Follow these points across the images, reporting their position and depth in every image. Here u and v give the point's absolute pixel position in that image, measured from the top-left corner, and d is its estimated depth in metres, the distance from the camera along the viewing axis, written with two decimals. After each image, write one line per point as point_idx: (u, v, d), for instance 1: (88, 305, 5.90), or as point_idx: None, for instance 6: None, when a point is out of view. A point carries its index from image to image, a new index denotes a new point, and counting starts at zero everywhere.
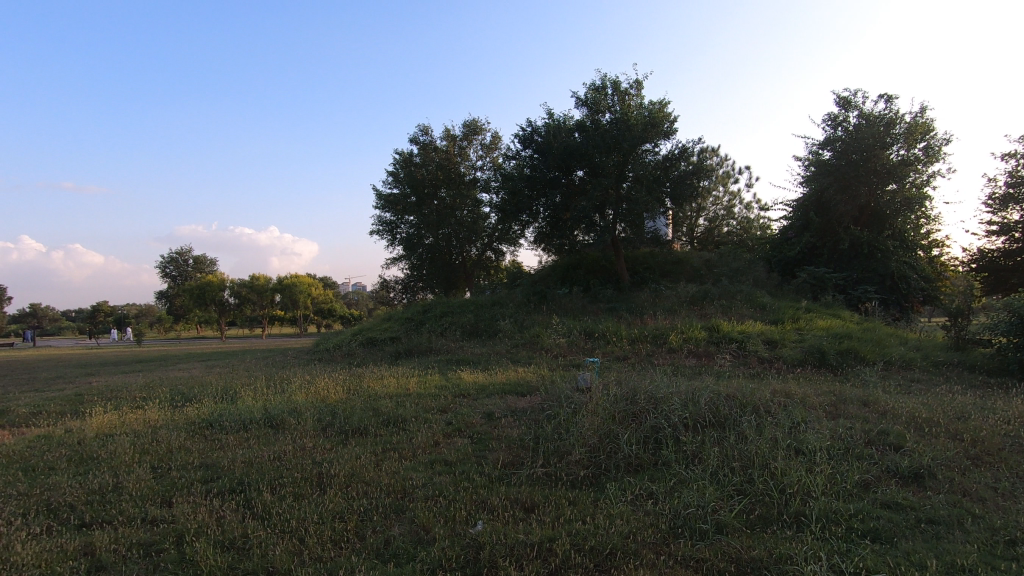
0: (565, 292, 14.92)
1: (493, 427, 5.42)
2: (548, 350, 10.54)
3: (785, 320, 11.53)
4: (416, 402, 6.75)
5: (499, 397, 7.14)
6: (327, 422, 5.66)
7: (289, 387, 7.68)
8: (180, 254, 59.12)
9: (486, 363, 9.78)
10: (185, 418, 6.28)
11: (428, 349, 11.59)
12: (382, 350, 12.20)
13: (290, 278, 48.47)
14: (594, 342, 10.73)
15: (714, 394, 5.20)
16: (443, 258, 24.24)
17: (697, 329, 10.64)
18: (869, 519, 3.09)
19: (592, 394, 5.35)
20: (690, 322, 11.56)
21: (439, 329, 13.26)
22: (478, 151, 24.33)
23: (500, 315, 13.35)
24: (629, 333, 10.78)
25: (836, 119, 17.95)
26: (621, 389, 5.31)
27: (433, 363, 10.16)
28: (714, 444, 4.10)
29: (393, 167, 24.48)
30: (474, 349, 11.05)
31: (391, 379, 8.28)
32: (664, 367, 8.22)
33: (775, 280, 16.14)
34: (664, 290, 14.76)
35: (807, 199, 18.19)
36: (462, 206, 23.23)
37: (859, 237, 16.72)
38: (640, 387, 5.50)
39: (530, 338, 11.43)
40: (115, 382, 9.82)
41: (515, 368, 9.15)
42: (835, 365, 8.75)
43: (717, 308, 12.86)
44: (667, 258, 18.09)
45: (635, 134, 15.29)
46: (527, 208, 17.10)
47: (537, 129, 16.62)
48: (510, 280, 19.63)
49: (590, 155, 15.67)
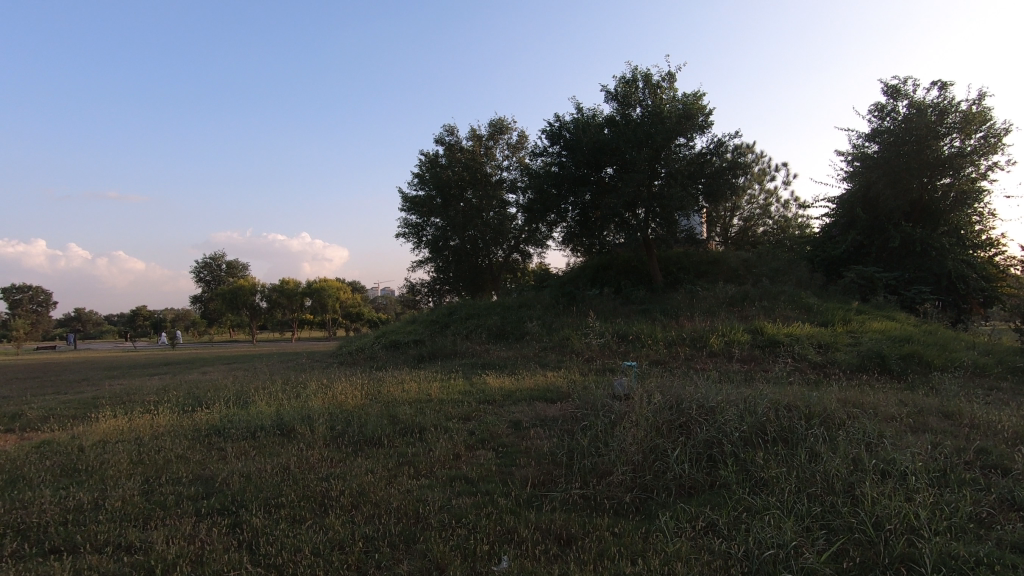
0: (595, 294, 14.28)
1: (521, 438, 4.86)
2: (579, 354, 9.93)
3: (836, 322, 10.68)
4: (437, 409, 6.26)
5: (528, 403, 6.59)
6: (340, 430, 5.20)
7: (306, 391, 7.28)
8: (214, 259, 60.51)
9: (512, 368, 9.25)
10: (194, 423, 5.92)
11: (453, 352, 11.10)
12: (406, 353, 11.76)
13: (319, 281, 48.86)
14: (628, 346, 10.07)
15: (773, 403, 4.55)
16: (469, 260, 23.87)
17: (739, 331, 9.91)
18: (1000, 568, 2.42)
19: (632, 402, 4.76)
20: (731, 324, 10.81)
21: (464, 331, 12.78)
22: (505, 150, 23.87)
23: (527, 317, 12.79)
24: (665, 336, 10.10)
25: (883, 109, 16.90)
26: (666, 397, 4.70)
27: (457, 367, 9.66)
28: (783, 464, 3.46)
29: (419, 168, 24.26)
30: (501, 352, 10.52)
31: (413, 383, 7.80)
32: (707, 372, 7.54)
33: (820, 280, 15.18)
34: (700, 291, 13.98)
35: (853, 195, 17.12)
36: (489, 208, 22.83)
37: (911, 234, 15.61)
38: (687, 394, 4.89)
39: (559, 340, 10.85)
40: (134, 385, 9.61)
41: (544, 372, 8.57)
42: (898, 371, 7.92)
43: (759, 309, 12.05)
44: (702, 258, 17.26)
45: (668, 127, 14.56)
46: (555, 207, 16.52)
47: (565, 125, 16.03)
48: (538, 282, 19.06)
49: (620, 150, 15.00)
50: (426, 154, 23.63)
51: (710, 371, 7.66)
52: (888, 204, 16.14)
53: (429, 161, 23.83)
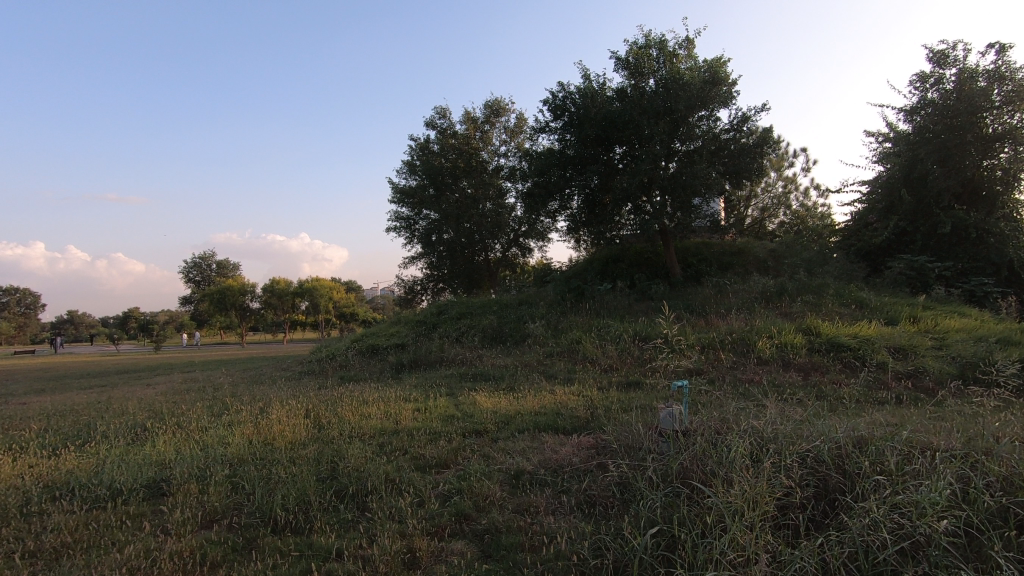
0: (607, 288, 12.41)
1: (521, 515, 3.07)
2: (594, 361, 8.12)
3: (903, 319, 8.84)
4: (404, 451, 4.44)
5: (531, 440, 4.72)
6: (243, 496, 3.39)
7: (233, 421, 5.41)
8: (203, 258, 58.72)
9: (511, 379, 7.43)
10: (44, 473, 4.06)
11: (439, 358, 9.24)
12: (384, 360, 9.87)
13: (311, 280, 46.99)
14: (654, 351, 8.22)
15: (949, 467, 2.71)
16: (465, 255, 21.99)
17: (790, 333, 8.09)
18: None
19: (707, 465, 2.95)
20: (775, 322, 8.99)
21: (455, 334, 10.89)
22: (502, 135, 21.95)
23: (528, 315, 10.91)
24: (697, 339, 8.29)
25: (927, 79, 15.06)
26: (760, 456, 2.94)
27: (444, 380, 7.78)
28: None
29: (409, 155, 22.36)
30: (498, 359, 8.64)
31: (378, 404, 5.94)
32: (768, 390, 5.71)
33: (862, 271, 13.30)
34: (728, 284, 12.09)
35: (892, 177, 15.22)
36: (486, 199, 20.96)
37: (964, 218, 13.67)
38: (788, 444, 3.07)
39: (568, 344, 9.02)
40: (39, 404, 7.72)
41: (552, 387, 6.72)
42: (1014, 382, 6.09)
43: (802, 305, 10.19)
44: (724, 247, 15.41)
45: (688, 98, 12.60)
46: (558, 191, 14.61)
47: (568, 98, 14.02)
48: (540, 277, 17.18)
49: (634, 124, 13.03)
50: (415, 140, 21.71)
51: (771, 389, 5.83)
52: (936, 184, 14.18)
53: (420, 148, 21.95)
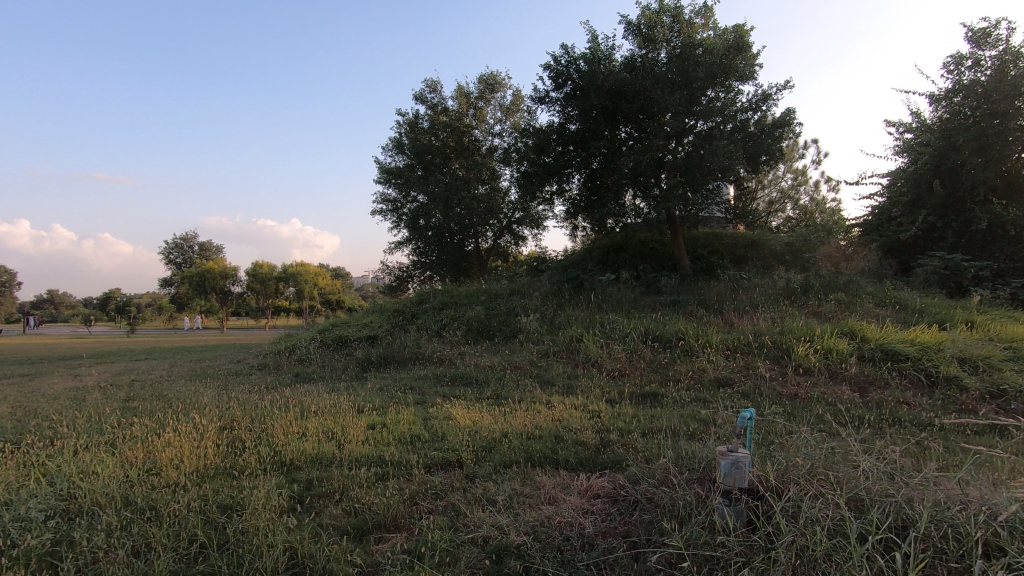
0: (610, 278, 11.04)
1: None
2: (597, 363, 6.78)
3: (958, 323, 7.58)
4: (338, 500, 3.09)
5: (520, 483, 3.36)
6: None
7: (116, 441, 3.97)
8: (185, 240, 56.79)
9: (498, 385, 6.08)
10: None
11: (414, 355, 7.83)
12: (351, 355, 8.43)
13: (294, 266, 45.21)
14: (670, 354, 6.89)
15: None
16: (453, 241, 20.50)
17: (832, 337, 6.80)
18: None
19: None
20: (810, 324, 7.68)
21: (435, 327, 9.45)
22: (497, 114, 20.43)
23: (520, 307, 9.51)
24: (721, 341, 6.98)
25: (963, 61, 13.75)
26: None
27: (416, 384, 6.37)
28: None
29: (396, 132, 20.78)
30: (483, 358, 7.25)
31: (321, 418, 4.54)
32: (831, 417, 4.40)
33: (890, 269, 12.05)
34: (746, 279, 10.79)
35: (921, 167, 13.95)
36: (478, 181, 19.49)
37: (1001, 215, 12.42)
38: None
39: (566, 342, 7.66)
40: None
41: (549, 397, 5.38)
42: None
43: (835, 305, 8.89)
44: (737, 239, 14.08)
45: (708, 67, 11.11)
46: (556, 170, 13.16)
47: (572, 65, 12.45)
48: (534, 267, 15.77)
49: (647, 95, 11.51)
50: (403, 115, 20.14)
51: (834, 415, 4.53)
52: (972, 175, 12.91)
53: (408, 124, 20.37)
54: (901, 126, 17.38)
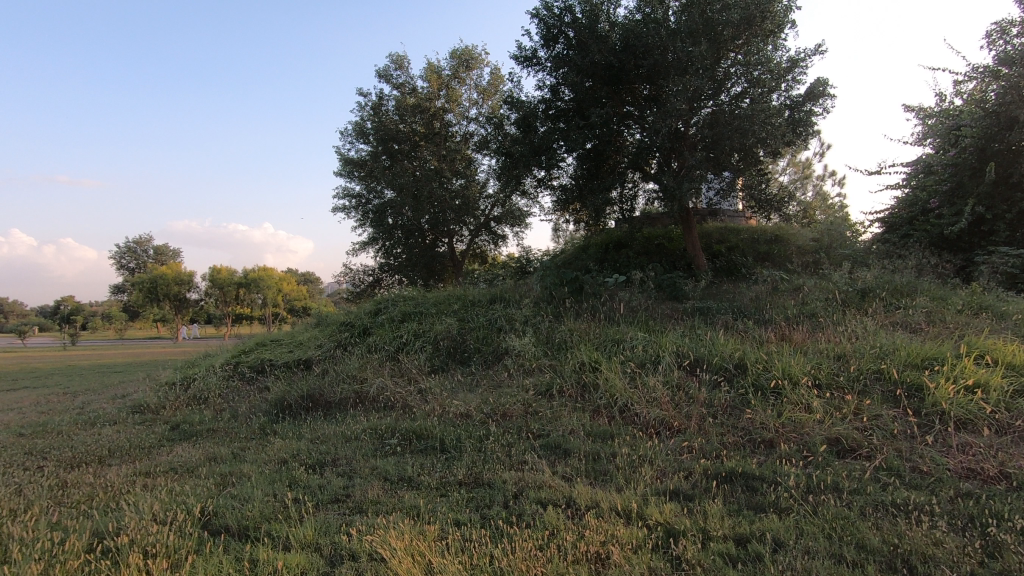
0: (617, 281, 8.74)
1: None
2: (625, 411, 4.46)
3: None
4: None
5: None
6: None
7: None
8: (137, 244, 52.79)
9: (475, 454, 3.71)
10: None
11: (354, 391, 5.39)
12: (268, 391, 5.93)
13: (256, 270, 41.93)
14: (733, 393, 4.60)
15: None
16: (424, 241, 17.98)
17: (970, 364, 4.58)
18: None
19: None
20: (910, 341, 5.49)
21: (390, 348, 7.00)
22: (472, 95, 18.04)
23: (504, 319, 7.13)
24: (804, 371, 4.72)
25: (1012, 29, 11.90)
26: None
27: (344, 451, 3.96)
28: None
29: (358, 117, 18.15)
30: (454, 400, 4.85)
31: None
32: None
33: (945, 267, 10.02)
34: (786, 280, 8.63)
35: (963, 151, 12.04)
36: (451, 173, 17.07)
37: None
38: None
39: (572, 371, 5.31)
40: None
41: (567, 492, 3.04)
42: None
43: (919, 314, 6.73)
44: (756, 233, 11.95)
45: (739, 16, 8.76)
46: (545, 152, 10.80)
47: (565, 17, 10.01)
48: (517, 270, 13.41)
49: (662, 54, 9.18)
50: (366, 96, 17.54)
51: None
52: None
53: (371, 108, 17.77)
54: (922, 111, 15.58)
